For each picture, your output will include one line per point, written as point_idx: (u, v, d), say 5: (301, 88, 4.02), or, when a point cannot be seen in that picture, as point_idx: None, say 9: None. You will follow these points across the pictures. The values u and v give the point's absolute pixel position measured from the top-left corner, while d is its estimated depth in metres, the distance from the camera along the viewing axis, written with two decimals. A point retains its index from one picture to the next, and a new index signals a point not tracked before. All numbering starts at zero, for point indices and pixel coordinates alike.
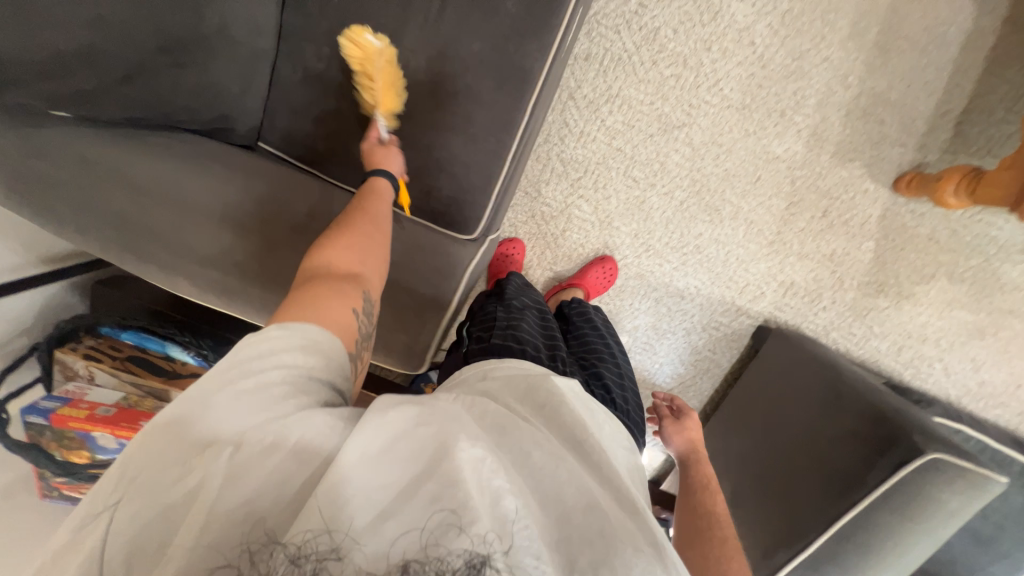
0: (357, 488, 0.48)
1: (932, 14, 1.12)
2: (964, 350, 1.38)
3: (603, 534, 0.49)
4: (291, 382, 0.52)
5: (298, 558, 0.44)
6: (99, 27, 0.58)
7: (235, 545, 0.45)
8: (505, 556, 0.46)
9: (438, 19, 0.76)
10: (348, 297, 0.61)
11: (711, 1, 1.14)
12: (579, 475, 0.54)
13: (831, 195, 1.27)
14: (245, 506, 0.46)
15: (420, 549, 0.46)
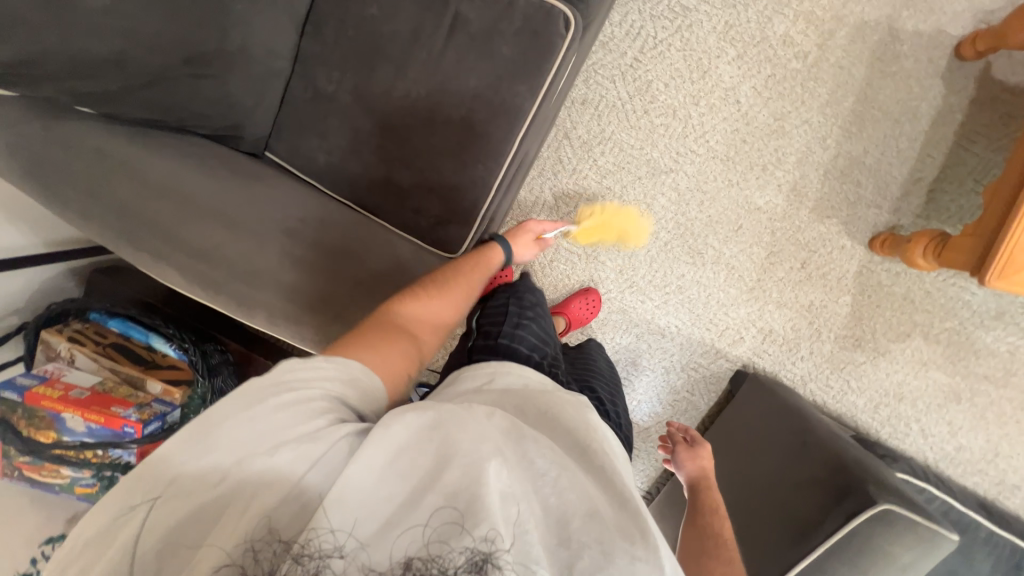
0: (360, 494, 0.50)
1: (904, 90, 1.20)
2: (940, 413, 1.39)
3: (601, 539, 0.50)
4: (336, 408, 0.58)
5: (302, 556, 0.46)
6: (132, 38, 0.66)
7: (242, 544, 0.47)
8: (507, 555, 0.46)
9: (440, 54, 0.82)
10: (400, 351, 0.69)
11: (700, 61, 1.24)
12: (579, 482, 0.54)
13: (809, 247, 1.32)
14: (262, 508, 0.49)
15: (422, 548, 0.47)
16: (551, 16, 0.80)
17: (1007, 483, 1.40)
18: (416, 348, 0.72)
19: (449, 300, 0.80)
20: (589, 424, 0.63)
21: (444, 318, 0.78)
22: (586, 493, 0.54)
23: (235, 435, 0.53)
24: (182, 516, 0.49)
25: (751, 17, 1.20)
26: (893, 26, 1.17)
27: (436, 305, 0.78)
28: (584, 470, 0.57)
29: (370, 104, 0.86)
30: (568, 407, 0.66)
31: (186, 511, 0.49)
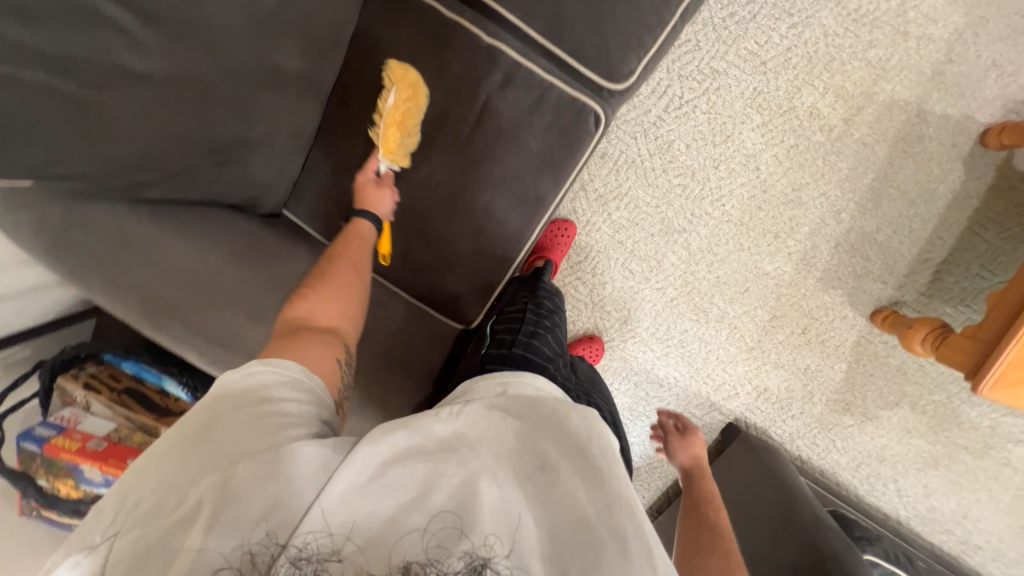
0: (348, 506, 0.52)
1: (924, 171, 1.20)
2: (917, 476, 1.46)
3: (592, 544, 0.53)
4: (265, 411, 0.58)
5: (298, 559, 0.48)
6: (158, 137, 0.64)
7: (234, 548, 0.49)
8: (506, 559, 0.51)
9: (467, 141, 0.82)
10: (327, 347, 0.70)
11: (725, 125, 1.22)
12: (570, 491, 0.57)
13: (812, 315, 1.35)
14: (237, 516, 0.50)
15: (421, 552, 0.50)
16: (582, 113, 0.79)
17: (970, 543, 1.48)
18: (342, 337, 0.74)
19: (360, 278, 0.80)
20: (593, 427, 0.63)
21: (357, 295, 0.79)
22: (578, 498, 0.57)
23: (194, 453, 0.54)
24: (151, 534, 0.50)
25: (781, 85, 1.18)
26: (922, 107, 1.16)
27: (350, 285, 0.79)
28: (576, 472, 0.59)
29: (391, 181, 0.86)
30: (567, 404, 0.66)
31: (154, 529, 0.50)
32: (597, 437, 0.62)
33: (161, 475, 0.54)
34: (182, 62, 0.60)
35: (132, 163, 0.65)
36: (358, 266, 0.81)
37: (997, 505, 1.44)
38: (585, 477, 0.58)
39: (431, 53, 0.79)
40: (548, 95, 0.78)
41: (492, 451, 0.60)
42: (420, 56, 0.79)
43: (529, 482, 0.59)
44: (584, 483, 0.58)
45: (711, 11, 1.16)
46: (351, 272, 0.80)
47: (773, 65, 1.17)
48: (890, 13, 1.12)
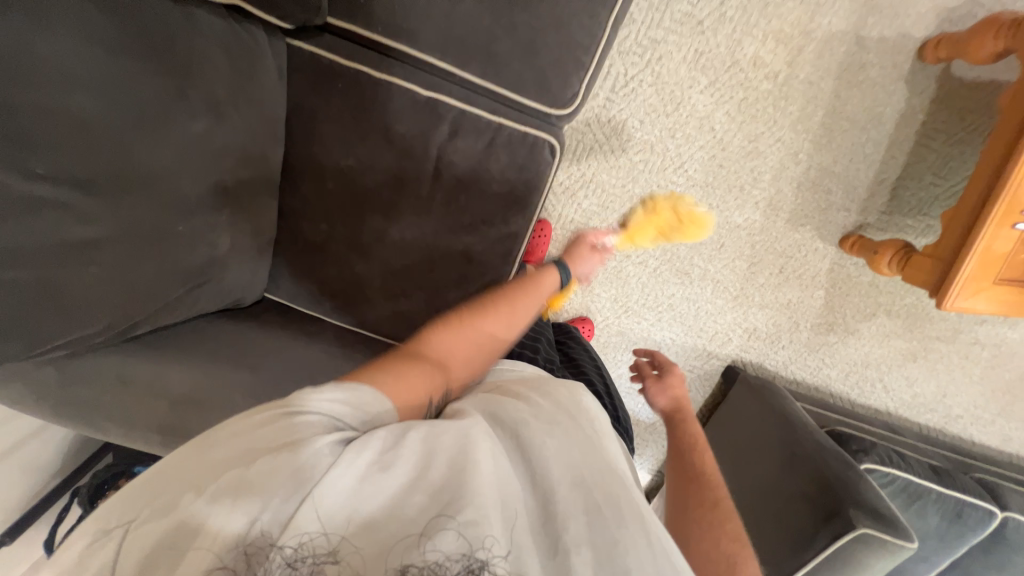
0: (348, 497, 0.48)
1: (870, 97, 1.22)
2: (899, 370, 1.60)
3: (587, 510, 0.52)
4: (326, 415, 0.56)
5: (295, 561, 0.44)
6: (130, 290, 0.63)
7: (232, 550, 0.44)
8: (505, 561, 0.46)
9: (429, 199, 0.82)
10: (427, 382, 0.67)
11: (673, 92, 1.21)
12: (564, 456, 0.57)
13: (787, 254, 1.41)
14: (245, 505, 0.46)
15: (422, 556, 0.45)
16: (535, 146, 0.79)
17: (952, 415, 1.65)
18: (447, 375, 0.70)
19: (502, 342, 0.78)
20: (583, 406, 0.67)
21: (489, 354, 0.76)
22: (576, 462, 0.57)
23: (209, 447, 0.52)
24: (158, 536, 0.45)
25: (720, 41, 1.16)
26: (859, 34, 1.16)
27: (486, 346, 0.76)
28: (571, 435, 0.60)
29: (365, 250, 0.86)
30: (556, 389, 0.69)
31: (159, 531, 0.45)
32: (587, 414, 0.66)
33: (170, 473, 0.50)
34: (132, 215, 0.59)
35: (113, 322, 0.64)
36: (508, 327, 0.78)
37: (972, 379, 1.60)
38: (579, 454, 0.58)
39: (372, 119, 0.77)
40: (499, 136, 0.78)
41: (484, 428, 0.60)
42: (362, 125, 0.77)
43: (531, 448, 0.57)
44: (579, 453, 0.58)
45: None
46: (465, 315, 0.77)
47: (709, 23, 1.15)
48: None
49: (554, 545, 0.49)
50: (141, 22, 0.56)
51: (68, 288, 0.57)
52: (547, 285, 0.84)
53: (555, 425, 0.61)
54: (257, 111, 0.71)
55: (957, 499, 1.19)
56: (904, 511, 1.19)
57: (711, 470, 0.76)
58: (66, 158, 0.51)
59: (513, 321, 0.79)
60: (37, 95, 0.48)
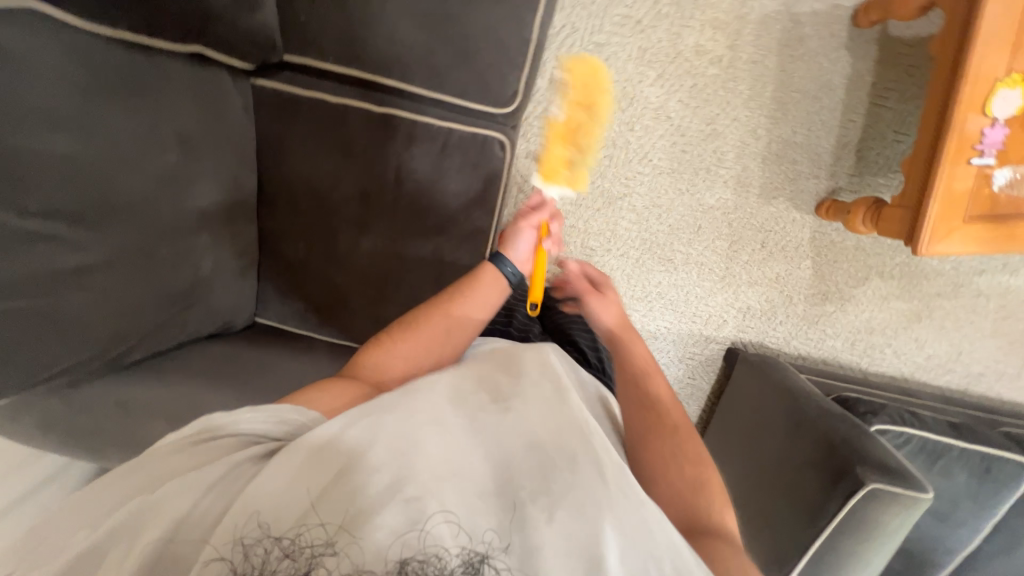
0: (331, 486, 0.55)
1: (815, 67, 1.27)
2: (907, 333, 1.56)
3: (552, 466, 0.58)
4: (272, 431, 0.66)
5: (294, 553, 0.51)
6: (121, 313, 0.68)
7: (231, 543, 0.52)
8: (503, 555, 0.51)
9: (394, 205, 0.87)
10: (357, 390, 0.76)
11: (625, 88, 1.28)
12: (527, 419, 0.64)
13: (765, 228, 1.43)
14: (235, 512, 0.54)
15: (420, 549, 0.50)
16: (485, 143, 0.85)
17: (973, 373, 1.59)
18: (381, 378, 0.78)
19: (444, 353, 0.82)
20: (549, 364, 0.73)
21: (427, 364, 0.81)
22: (540, 425, 0.63)
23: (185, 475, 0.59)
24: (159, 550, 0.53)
25: (661, 36, 1.24)
26: (791, 11, 1.23)
27: (426, 357, 0.81)
28: (534, 402, 0.66)
29: (341, 262, 0.91)
30: (527, 362, 0.74)
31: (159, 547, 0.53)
32: (554, 369, 0.72)
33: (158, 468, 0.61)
34: (119, 243, 0.65)
35: (106, 344, 0.69)
36: (447, 337, 0.82)
37: (985, 333, 1.55)
38: (545, 424, 0.63)
39: (333, 138, 0.84)
40: (450, 140, 0.84)
41: (457, 417, 0.64)
42: (324, 145, 0.84)
43: (498, 429, 0.63)
44: (544, 416, 0.64)
45: None
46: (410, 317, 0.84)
47: (648, 21, 1.22)
48: None
49: (524, 497, 0.56)
50: (110, 68, 0.61)
51: (59, 314, 0.62)
52: (489, 296, 0.85)
53: (520, 404, 0.66)
54: (227, 143, 0.78)
55: (982, 453, 1.13)
56: (927, 472, 1.14)
57: (667, 394, 0.78)
58: (50, 195, 0.57)
59: (452, 331, 0.83)
60: (17, 139, 0.53)
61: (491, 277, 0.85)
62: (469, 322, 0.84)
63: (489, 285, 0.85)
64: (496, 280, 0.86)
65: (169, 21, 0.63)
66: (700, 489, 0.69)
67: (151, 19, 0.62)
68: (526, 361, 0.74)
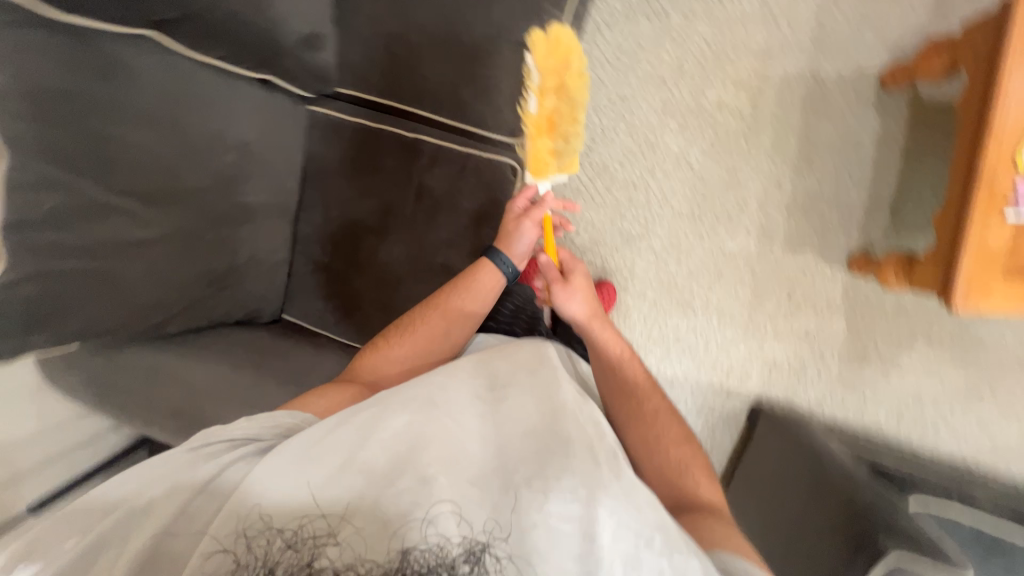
0: (330, 477, 0.61)
1: (841, 124, 1.29)
2: (966, 411, 1.39)
3: (537, 450, 0.63)
4: (263, 433, 0.72)
5: (296, 541, 0.57)
6: (167, 283, 0.80)
7: (236, 534, 0.58)
8: (496, 538, 0.56)
9: (412, 217, 0.96)
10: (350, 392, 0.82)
11: (647, 136, 1.35)
12: (514, 412, 0.69)
13: (792, 279, 1.38)
14: (240, 507, 0.60)
15: (419, 538, 0.55)
16: (498, 167, 0.93)
17: None
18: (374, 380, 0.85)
19: (441, 344, 0.88)
20: (542, 356, 0.79)
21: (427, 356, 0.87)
22: (526, 415, 0.68)
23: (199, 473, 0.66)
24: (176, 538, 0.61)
25: (684, 91, 1.32)
26: (815, 72, 1.27)
27: (424, 352, 0.88)
28: (521, 394, 0.71)
29: (361, 266, 1.00)
30: (525, 356, 0.79)
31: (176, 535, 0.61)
32: (550, 362, 0.78)
33: (164, 472, 0.67)
34: (177, 222, 0.78)
35: (149, 310, 0.80)
36: (441, 329, 0.88)
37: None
38: (537, 417, 0.68)
39: (368, 157, 0.96)
40: (468, 163, 0.94)
41: (455, 412, 0.69)
42: (360, 162, 0.96)
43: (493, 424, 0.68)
44: (531, 406, 0.69)
45: (604, 51, 1.33)
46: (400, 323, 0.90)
47: (671, 77, 1.31)
48: (755, 9, 1.26)
49: (509, 480, 0.60)
50: (195, 85, 0.76)
51: (116, 278, 0.73)
52: (482, 290, 0.89)
53: (516, 400, 0.71)
54: (279, 154, 0.92)
55: None
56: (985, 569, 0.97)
57: (647, 385, 0.88)
58: (130, 177, 0.71)
59: (448, 324, 0.89)
60: (113, 130, 0.68)
61: (487, 276, 0.89)
62: (461, 315, 0.89)
63: (483, 284, 0.89)
64: (492, 275, 0.90)
65: (248, 52, 0.78)
66: (683, 467, 0.80)
67: (237, 49, 0.76)
68: (521, 357, 0.79)
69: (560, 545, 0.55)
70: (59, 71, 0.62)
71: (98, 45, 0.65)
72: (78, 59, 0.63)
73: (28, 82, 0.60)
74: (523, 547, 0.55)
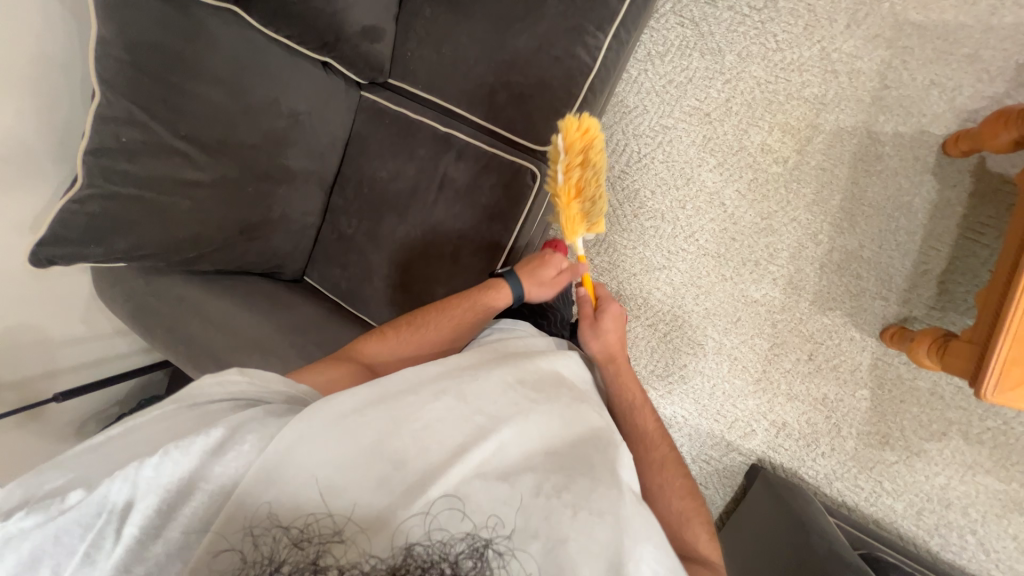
0: (339, 470, 0.62)
1: (892, 187, 1.22)
2: (1000, 523, 1.23)
3: (547, 467, 0.67)
4: (268, 397, 0.76)
5: (301, 540, 0.55)
6: (205, 224, 0.90)
7: (240, 530, 0.57)
8: (502, 537, 0.58)
9: (432, 205, 1.02)
10: (349, 370, 0.87)
11: (683, 169, 1.35)
12: (525, 424, 0.71)
13: (815, 339, 1.31)
14: (241, 502, 0.59)
15: (427, 535, 0.57)
16: (519, 170, 0.98)
17: None
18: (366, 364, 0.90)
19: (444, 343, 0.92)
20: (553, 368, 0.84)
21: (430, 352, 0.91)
22: (537, 430, 0.72)
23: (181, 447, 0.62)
24: (174, 519, 0.59)
25: (727, 130, 1.31)
26: (871, 129, 1.22)
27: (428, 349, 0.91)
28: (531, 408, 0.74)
29: (379, 243, 1.07)
30: (541, 367, 0.83)
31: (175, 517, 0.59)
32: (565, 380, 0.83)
33: (155, 439, 0.67)
34: (224, 172, 0.88)
35: (186, 244, 0.90)
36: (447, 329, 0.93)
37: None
38: (546, 427, 0.73)
39: (403, 143, 1.03)
40: (492, 162, 0.98)
41: (469, 413, 0.71)
42: (395, 147, 1.04)
43: (500, 427, 0.69)
44: (541, 421, 0.73)
45: (652, 82, 1.35)
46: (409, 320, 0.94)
47: (716, 114, 1.31)
48: (814, 57, 1.24)
49: (532, 493, 0.63)
50: (265, 56, 0.86)
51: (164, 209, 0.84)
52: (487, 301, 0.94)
53: (527, 408, 0.73)
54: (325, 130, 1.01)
55: None
56: None
57: (655, 431, 0.88)
58: (193, 125, 0.82)
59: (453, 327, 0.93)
60: (187, 82, 0.79)
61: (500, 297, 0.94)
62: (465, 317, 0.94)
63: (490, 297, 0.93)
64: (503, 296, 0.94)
65: (311, 36, 0.88)
66: (684, 520, 0.77)
67: (301, 33, 0.88)
68: (543, 371, 0.82)
69: (582, 555, 0.58)
70: (155, 27, 0.74)
71: (192, 11, 0.77)
72: (172, 19, 0.75)
73: (129, 35, 0.73)
74: (539, 556, 0.57)
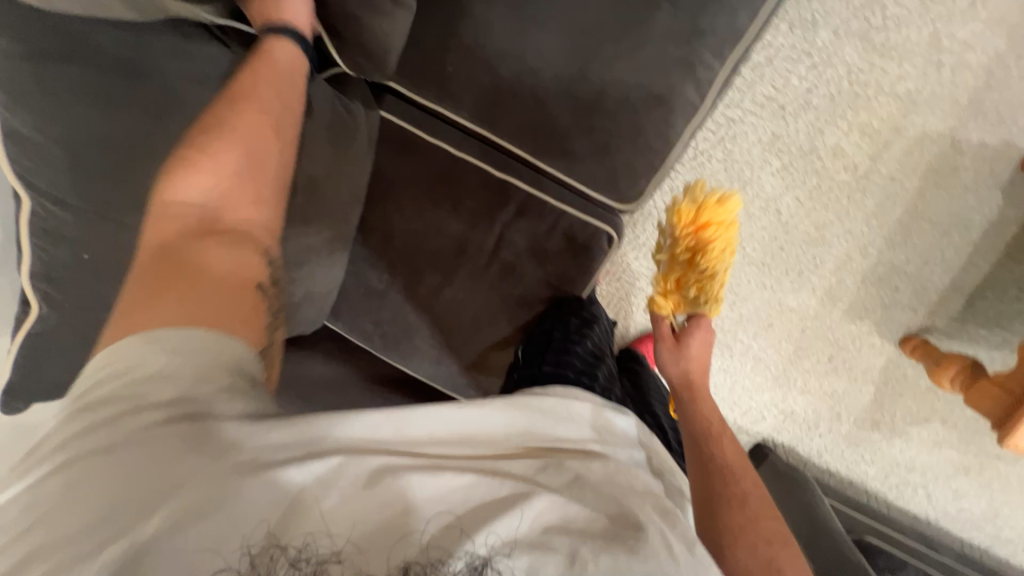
0: (359, 485, 0.53)
1: (958, 201, 1.15)
2: (948, 482, 1.48)
3: (587, 516, 0.55)
4: (210, 352, 0.55)
5: (298, 561, 0.48)
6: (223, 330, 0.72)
7: (233, 549, 0.47)
8: (504, 560, 0.50)
9: (486, 268, 0.86)
10: (237, 246, 0.62)
11: (743, 170, 1.19)
12: (580, 474, 0.60)
13: (839, 344, 1.35)
14: (212, 513, 0.48)
15: (422, 555, 0.50)
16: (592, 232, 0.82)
17: (1001, 538, 1.50)
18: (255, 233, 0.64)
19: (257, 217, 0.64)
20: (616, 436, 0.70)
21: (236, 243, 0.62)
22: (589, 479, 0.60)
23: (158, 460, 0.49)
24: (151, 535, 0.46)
25: (800, 128, 1.14)
26: (956, 137, 1.10)
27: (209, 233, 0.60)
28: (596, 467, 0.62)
29: (419, 302, 0.92)
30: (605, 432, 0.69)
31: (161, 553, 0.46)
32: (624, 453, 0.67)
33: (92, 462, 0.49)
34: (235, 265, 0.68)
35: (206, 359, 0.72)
36: (233, 187, 0.62)
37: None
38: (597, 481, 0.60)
39: (447, 191, 0.82)
40: (560, 223, 0.81)
41: (527, 474, 0.58)
42: (435, 194, 0.83)
43: (548, 475, 0.59)
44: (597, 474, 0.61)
45: None
46: (230, 151, 0.62)
47: (792, 108, 1.13)
48: (920, 44, 1.05)
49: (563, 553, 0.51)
50: (257, 95, 0.64)
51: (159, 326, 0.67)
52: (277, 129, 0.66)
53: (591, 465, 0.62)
54: (348, 183, 0.79)
55: None
56: None
57: (738, 460, 0.73)
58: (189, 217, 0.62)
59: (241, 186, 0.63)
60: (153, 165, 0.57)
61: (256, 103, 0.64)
62: (271, 169, 0.65)
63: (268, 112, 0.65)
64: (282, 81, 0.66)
65: None
66: (777, 569, 0.63)
67: None
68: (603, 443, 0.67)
69: None
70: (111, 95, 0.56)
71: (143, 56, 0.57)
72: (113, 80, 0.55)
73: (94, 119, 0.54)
74: None
